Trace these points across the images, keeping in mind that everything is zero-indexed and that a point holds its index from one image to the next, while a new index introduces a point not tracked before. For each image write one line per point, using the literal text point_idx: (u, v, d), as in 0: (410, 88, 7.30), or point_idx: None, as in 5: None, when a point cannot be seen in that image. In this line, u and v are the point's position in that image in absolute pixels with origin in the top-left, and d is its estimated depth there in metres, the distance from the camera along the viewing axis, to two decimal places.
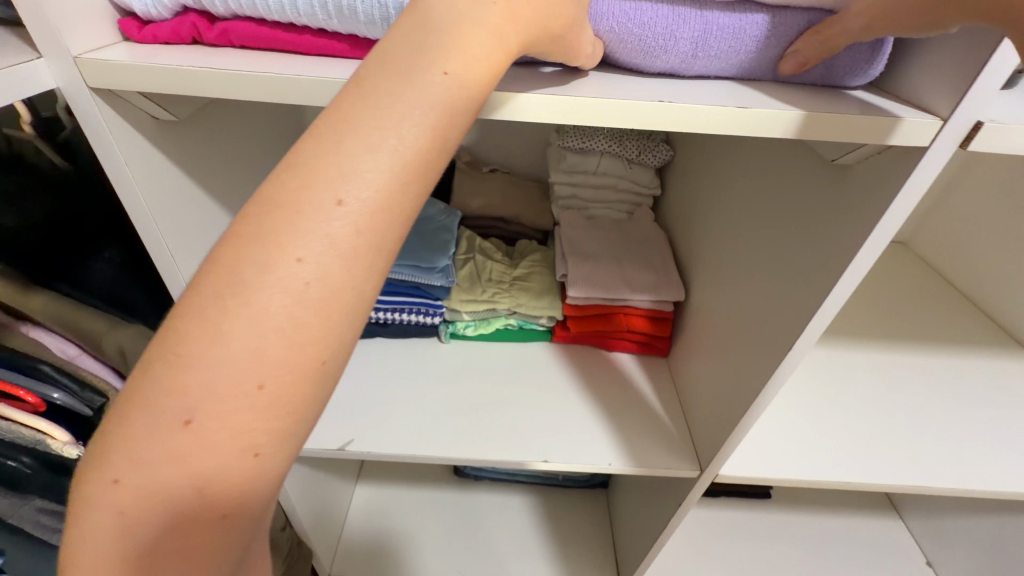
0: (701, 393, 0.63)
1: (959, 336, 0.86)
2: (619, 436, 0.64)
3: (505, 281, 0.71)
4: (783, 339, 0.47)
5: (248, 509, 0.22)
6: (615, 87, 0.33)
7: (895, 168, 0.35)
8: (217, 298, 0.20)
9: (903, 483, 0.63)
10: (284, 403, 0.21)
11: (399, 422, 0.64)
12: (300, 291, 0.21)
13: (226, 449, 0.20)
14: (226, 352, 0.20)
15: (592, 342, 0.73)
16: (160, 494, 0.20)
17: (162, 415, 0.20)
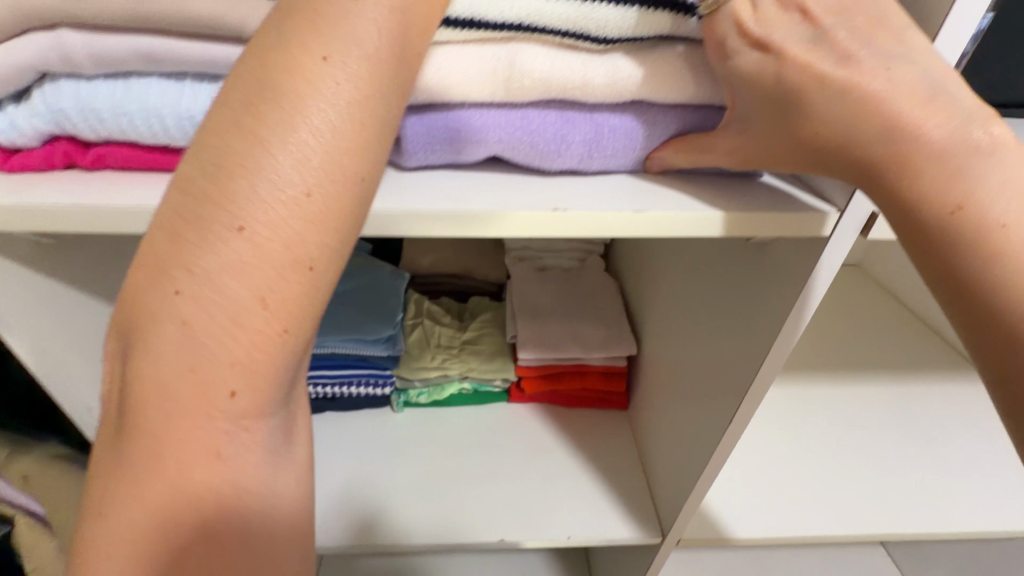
0: (657, 452, 0.62)
1: (912, 363, 0.87)
2: (579, 503, 0.63)
3: (455, 345, 0.69)
4: (723, 410, 0.48)
5: (301, 321, 0.28)
6: (517, 194, 0.34)
7: (804, 255, 0.38)
8: (253, 130, 0.26)
9: (864, 528, 0.63)
10: (324, 211, 0.27)
11: (355, 509, 0.62)
12: (323, 117, 0.27)
13: (281, 251, 0.27)
14: (270, 168, 0.26)
15: (552, 400, 0.71)
16: (223, 300, 0.26)
17: (217, 230, 0.26)
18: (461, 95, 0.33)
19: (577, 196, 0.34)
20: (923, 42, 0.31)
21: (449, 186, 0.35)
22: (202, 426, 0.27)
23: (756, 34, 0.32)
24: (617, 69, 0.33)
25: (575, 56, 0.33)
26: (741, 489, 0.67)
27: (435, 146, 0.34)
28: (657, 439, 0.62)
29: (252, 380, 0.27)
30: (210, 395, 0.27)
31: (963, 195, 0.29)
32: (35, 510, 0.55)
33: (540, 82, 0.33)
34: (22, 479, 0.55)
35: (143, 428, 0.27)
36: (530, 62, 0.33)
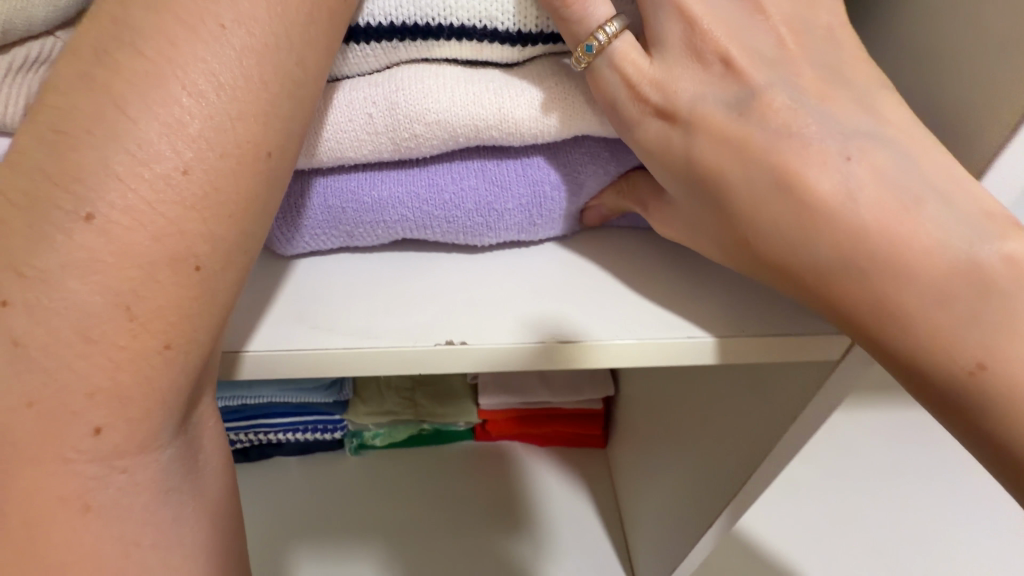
0: (638, 505, 0.56)
1: None
2: (550, 559, 0.57)
3: (410, 386, 0.61)
4: (708, 505, 0.43)
5: (189, 336, 0.22)
6: (411, 307, 0.28)
7: (801, 381, 0.32)
8: (110, 96, 0.21)
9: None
10: (206, 199, 0.21)
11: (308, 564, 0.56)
12: (197, 81, 0.21)
13: (149, 249, 0.21)
14: (135, 137, 0.21)
15: (525, 440, 0.64)
16: (70, 305, 0.20)
17: (59, 216, 0.20)
18: (335, 158, 0.27)
19: (505, 296, 0.29)
20: (870, 105, 0.25)
21: (351, 283, 0.29)
22: (60, 467, 0.21)
23: (653, 97, 0.25)
24: (537, 95, 0.26)
25: (488, 80, 0.27)
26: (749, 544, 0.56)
27: (318, 231, 0.29)
28: (638, 492, 0.56)
29: (122, 413, 0.22)
30: (66, 428, 0.21)
31: (974, 334, 0.22)
32: None
33: (437, 126, 0.26)
34: None
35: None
36: (424, 101, 0.26)
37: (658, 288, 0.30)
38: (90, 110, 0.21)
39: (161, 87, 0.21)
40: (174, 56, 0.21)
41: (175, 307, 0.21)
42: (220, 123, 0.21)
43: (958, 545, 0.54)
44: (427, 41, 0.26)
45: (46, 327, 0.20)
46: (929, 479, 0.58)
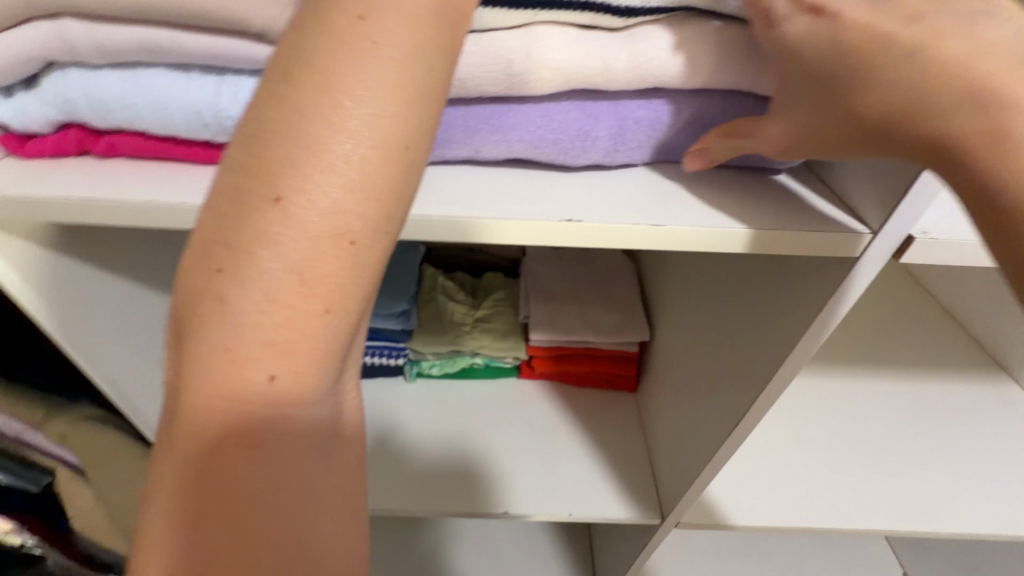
0: (663, 438, 0.62)
1: (950, 356, 0.81)
2: (585, 476, 0.64)
3: (467, 322, 0.69)
4: (732, 412, 0.47)
5: (295, 374, 0.21)
6: (524, 200, 0.31)
7: (824, 272, 0.35)
8: (251, 146, 0.22)
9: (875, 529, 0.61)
10: (322, 238, 0.21)
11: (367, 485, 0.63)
12: (329, 113, 0.21)
13: (279, 293, 0.21)
14: (265, 179, 0.21)
15: (562, 379, 0.72)
16: (262, 285, 0.21)
17: (198, 272, 0.22)
18: (477, 90, 0.30)
19: (606, 199, 0.31)
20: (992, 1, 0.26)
21: (468, 189, 0.32)
22: (181, 496, 0.21)
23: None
24: (640, 51, 0.29)
25: (598, 41, 0.30)
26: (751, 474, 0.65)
27: (458, 143, 0.32)
28: (664, 426, 0.62)
29: (298, 370, 0.21)
30: (185, 462, 0.21)
31: None
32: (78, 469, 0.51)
33: (560, 73, 0.30)
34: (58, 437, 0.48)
35: (180, 449, 0.21)
36: (551, 50, 0.29)
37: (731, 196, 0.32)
38: (234, 163, 0.22)
39: (296, 129, 0.21)
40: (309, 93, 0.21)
41: (289, 342, 0.21)
42: (344, 159, 0.21)
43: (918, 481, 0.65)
44: (554, 9, 0.29)
45: (236, 301, 0.21)
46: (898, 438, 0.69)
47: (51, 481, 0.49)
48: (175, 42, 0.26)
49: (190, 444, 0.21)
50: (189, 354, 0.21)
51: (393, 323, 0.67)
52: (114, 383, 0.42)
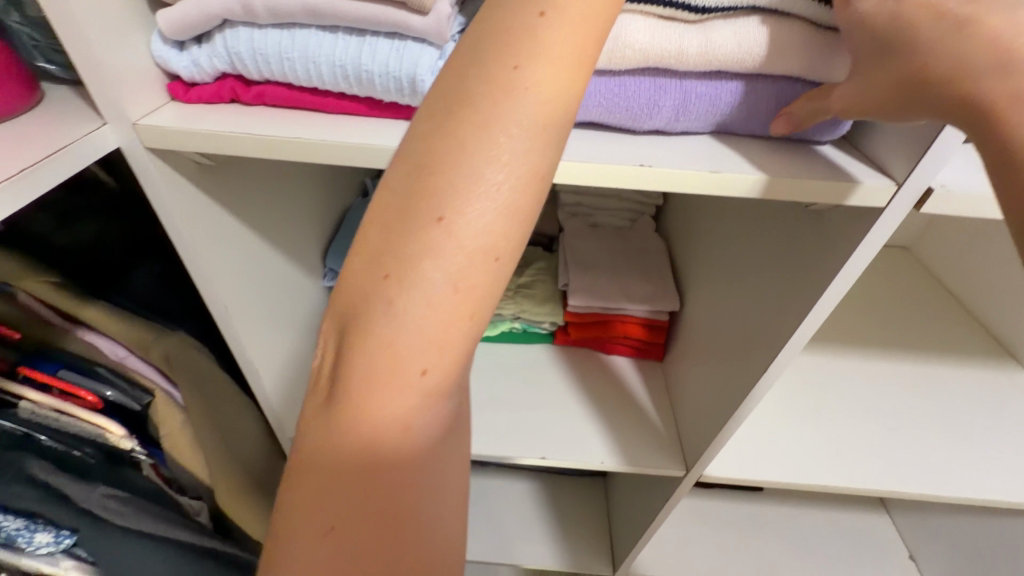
0: (690, 400, 0.67)
1: (962, 343, 0.86)
2: (614, 433, 0.69)
3: (510, 288, 0.76)
4: (756, 365, 0.52)
5: (443, 364, 0.25)
6: (599, 149, 0.36)
7: (855, 222, 0.39)
8: (427, 161, 0.25)
9: (888, 490, 0.66)
10: (478, 247, 0.25)
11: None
12: (500, 131, 0.25)
13: (438, 293, 0.24)
14: (438, 194, 0.25)
15: (594, 346, 0.78)
16: (427, 295, 0.24)
17: (369, 275, 0.25)
18: None
19: (668, 153, 0.36)
20: None
21: None
22: (340, 470, 0.24)
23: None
24: (711, 39, 0.35)
25: (677, 29, 0.35)
26: (778, 437, 0.70)
27: None
28: (691, 391, 0.68)
29: (447, 360, 0.25)
30: (345, 439, 0.24)
31: None
32: (171, 391, 0.57)
33: (640, 54, 0.35)
34: (163, 358, 0.54)
35: (343, 436, 0.24)
36: (635, 35, 0.35)
37: (779, 155, 0.37)
38: (409, 177, 0.25)
39: (469, 147, 0.25)
40: (481, 115, 0.25)
41: (441, 337, 0.25)
42: (502, 174, 0.25)
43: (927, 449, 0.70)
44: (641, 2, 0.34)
45: (401, 304, 0.24)
46: (910, 411, 0.75)
47: (151, 400, 0.55)
48: (335, 8, 0.32)
49: (356, 423, 0.24)
50: (360, 344, 0.25)
51: None
52: (224, 310, 0.47)
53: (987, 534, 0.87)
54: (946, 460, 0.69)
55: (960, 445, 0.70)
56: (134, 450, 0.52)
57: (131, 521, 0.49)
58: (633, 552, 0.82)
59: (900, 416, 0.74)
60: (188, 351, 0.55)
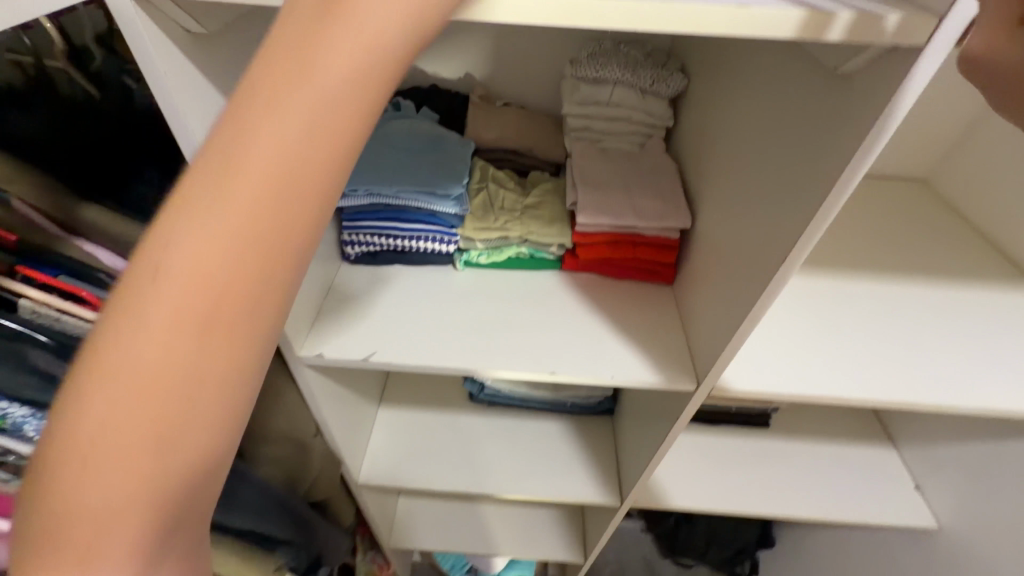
0: (702, 316, 0.66)
1: (979, 269, 0.84)
2: (626, 351, 0.69)
3: (517, 210, 0.74)
4: (773, 258, 0.52)
5: (195, 393, 0.28)
6: None
7: (892, 68, 0.38)
8: (199, 186, 0.27)
9: (901, 402, 0.65)
10: (223, 289, 0.28)
11: (403, 345, 0.68)
12: (258, 170, 0.27)
13: (185, 328, 0.27)
14: (193, 225, 0.27)
15: (604, 271, 0.76)
16: (172, 322, 0.27)
17: (133, 293, 0.27)
18: None
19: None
20: None
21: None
22: (78, 471, 0.27)
23: None
24: None
25: None
26: (790, 354, 0.68)
27: None
28: (704, 307, 0.66)
29: (198, 391, 0.28)
30: (92, 444, 0.27)
31: None
32: None
33: None
34: None
35: (93, 446, 0.27)
36: None
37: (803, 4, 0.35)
38: (185, 196, 0.28)
39: (230, 185, 0.27)
40: (245, 145, 0.27)
41: (189, 365, 0.28)
42: (250, 215, 0.28)
43: (940, 365, 0.69)
44: None
45: (153, 326, 0.27)
46: (925, 330, 0.73)
47: None
48: None
49: (107, 428, 0.27)
50: (111, 355, 0.27)
51: (449, 207, 0.72)
52: None
53: (995, 461, 0.86)
54: (960, 375, 0.68)
55: (974, 362, 0.69)
56: None
57: None
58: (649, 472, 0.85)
59: (914, 335, 0.73)
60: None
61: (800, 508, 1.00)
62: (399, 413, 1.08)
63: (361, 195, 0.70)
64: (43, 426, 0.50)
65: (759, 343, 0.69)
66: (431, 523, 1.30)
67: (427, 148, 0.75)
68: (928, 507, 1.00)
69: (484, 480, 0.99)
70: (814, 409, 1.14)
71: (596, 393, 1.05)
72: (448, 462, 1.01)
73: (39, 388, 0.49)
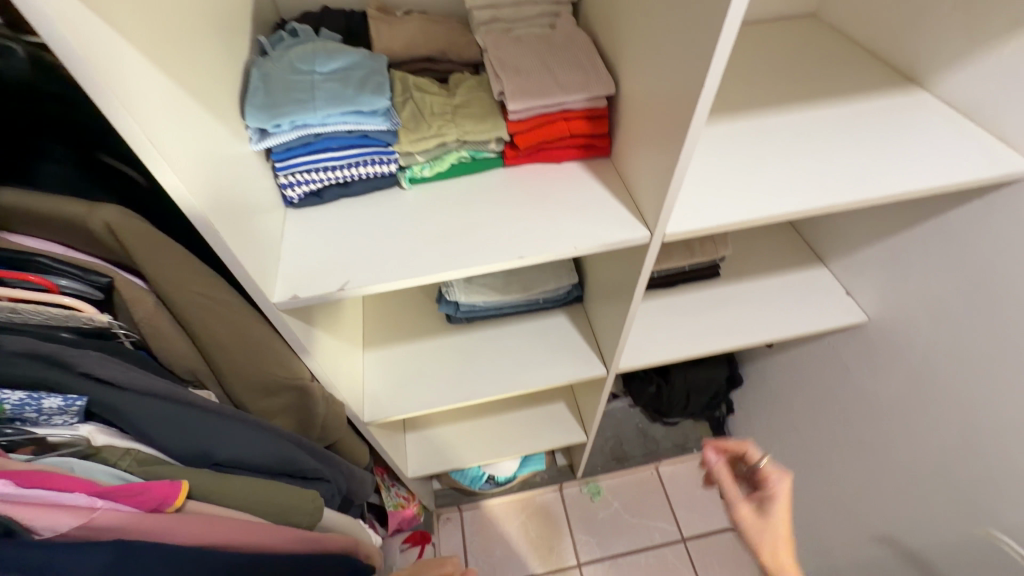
0: (642, 173, 0.71)
1: (870, 83, 0.92)
2: (581, 222, 0.73)
3: (447, 113, 0.74)
4: (691, 92, 0.56)
5: None
6: None
7: None
8: None
9: (823, 206, 0.73)
10: None
11: (371, 268, 0.68)
12: None
13: None
14: None
15: (544, 157, 0.78)
16: None
17: None
18: None
19: None
20: None
21: None
22: None
23: None
24: None
25: None
26: (727, 190, 0.74)
27: None
28: (642, 163, 0.70)
29: None
30: None
31: None
32: (131, 277, 0.55)
33: None
34: (107, 228, 0.50)
35: None
36: None
37: None
38: None
39: None
40: None
41: None
42: None
43: (848, 169, 0.77)
44: None
45: None
46: (832, 144, 0.81)
47: (111, 283, 0.53)
48: None
49: None
50: None
51: (379, 124, 0.71)
52: None
53: (908, 249, 0.99)
54: (867, 173, 0.76)
55: (875, 160, 0.78)
56: (112, 326, 0.55)
57: (131, 381, 0.52)
58: (627, 332, 0.93)
59: (824, 151, 0.80)
60: (158, 243, 0.55)
61: (755, 335, 1.12)
62: (384, 351, 1.11)
63: (287, 129, 0.67)
64: (46, 404, 0.47)
65: (696, 188, 0.74)
66: (442, 445, 1.39)
67: (340, 68, 0.73)
68: (857, 305, 1.15)
69: (480, 387, 1.05)
70: (755, 251, 1.25)
71: (563, 285, 1.11)
72: (442, 381, 1.07)
73: (27, 367, 0.47)
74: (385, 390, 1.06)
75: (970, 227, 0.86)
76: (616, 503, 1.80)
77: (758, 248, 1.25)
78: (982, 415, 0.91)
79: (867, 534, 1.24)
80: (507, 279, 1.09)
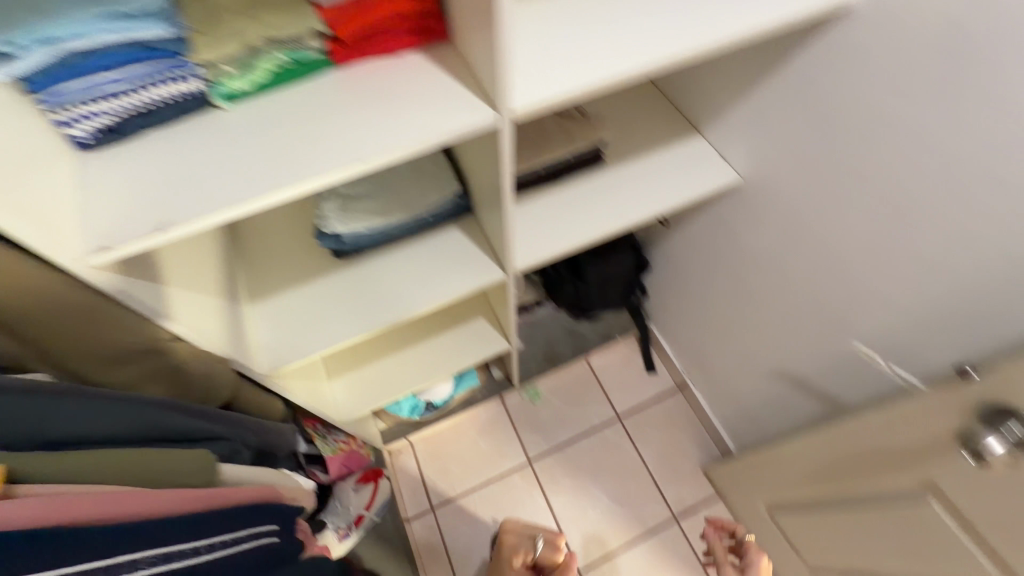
0: (480, 49, 0.65)
1: None
2: (426, 115, 0.67)
3: (243, 8, 0.63)
4: None
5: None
6: None
7: None
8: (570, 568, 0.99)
9: (670, 59, 0.71)
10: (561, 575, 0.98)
11: (188, 202, 0.60)
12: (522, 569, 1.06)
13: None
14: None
15: (375, 48, 0.70)
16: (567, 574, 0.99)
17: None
18: None
19: None
20: None
21: None
22: None
23: None
24: None
25: None
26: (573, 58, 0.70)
27: None
28: (478, 39, 0.64)
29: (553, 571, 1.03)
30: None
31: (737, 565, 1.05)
32: None
33: None
34: None
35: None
36: None
37: None
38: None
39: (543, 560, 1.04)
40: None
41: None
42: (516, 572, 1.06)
43: (692, 19, 0.75)
44: None
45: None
46: None
47: None
48: None
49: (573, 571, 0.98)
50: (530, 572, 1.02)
51: (158, 31, 0.59)
52: None
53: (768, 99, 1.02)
54: (709, 21, 0.75)
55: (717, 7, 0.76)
56: None
57: None
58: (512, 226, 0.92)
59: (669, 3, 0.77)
60: None
61: (643, 211, 1.14)
62: (273, 301, 1.04)
63: (30, 45, 0.53)
64: None
65: (541, 59, 0.70)
66: (370, 384, 1.37)
67: None
68: (732, 167, 1.19)
69: (381, 316, 1.02)
70: (636, 131, 1.24)
71: (444, 198, 1.06)
72: (341, 318, 1.02)
73: None
74: (281, 338, 1.00)
75: (817, 66, 0.89)
76: (556, 401, 1.91)
77: (639, 127, 1.25)
78: (838, 246, 1.00)
79: (763, 375, 1.39)
80: (385, 201, 1.03)
